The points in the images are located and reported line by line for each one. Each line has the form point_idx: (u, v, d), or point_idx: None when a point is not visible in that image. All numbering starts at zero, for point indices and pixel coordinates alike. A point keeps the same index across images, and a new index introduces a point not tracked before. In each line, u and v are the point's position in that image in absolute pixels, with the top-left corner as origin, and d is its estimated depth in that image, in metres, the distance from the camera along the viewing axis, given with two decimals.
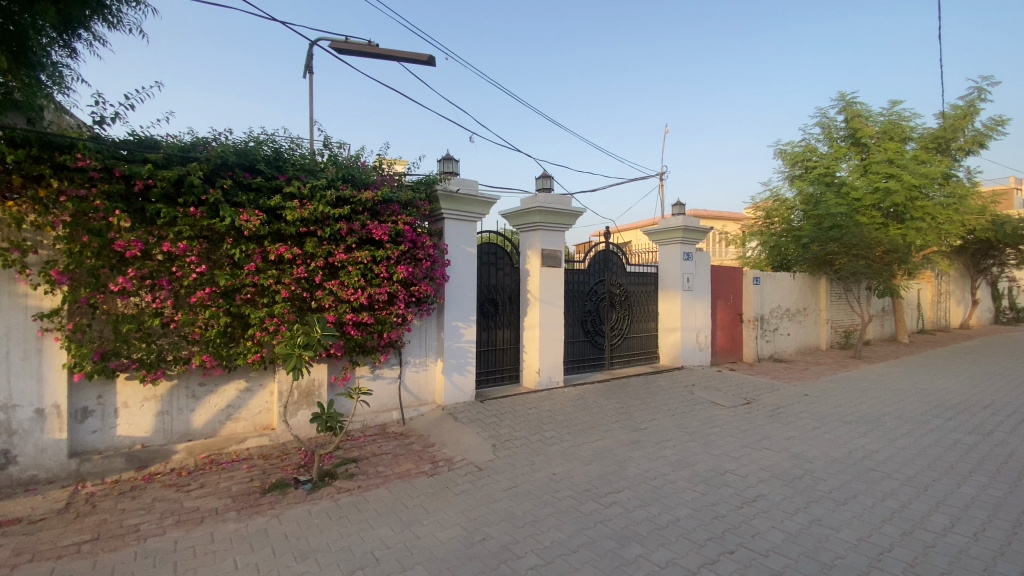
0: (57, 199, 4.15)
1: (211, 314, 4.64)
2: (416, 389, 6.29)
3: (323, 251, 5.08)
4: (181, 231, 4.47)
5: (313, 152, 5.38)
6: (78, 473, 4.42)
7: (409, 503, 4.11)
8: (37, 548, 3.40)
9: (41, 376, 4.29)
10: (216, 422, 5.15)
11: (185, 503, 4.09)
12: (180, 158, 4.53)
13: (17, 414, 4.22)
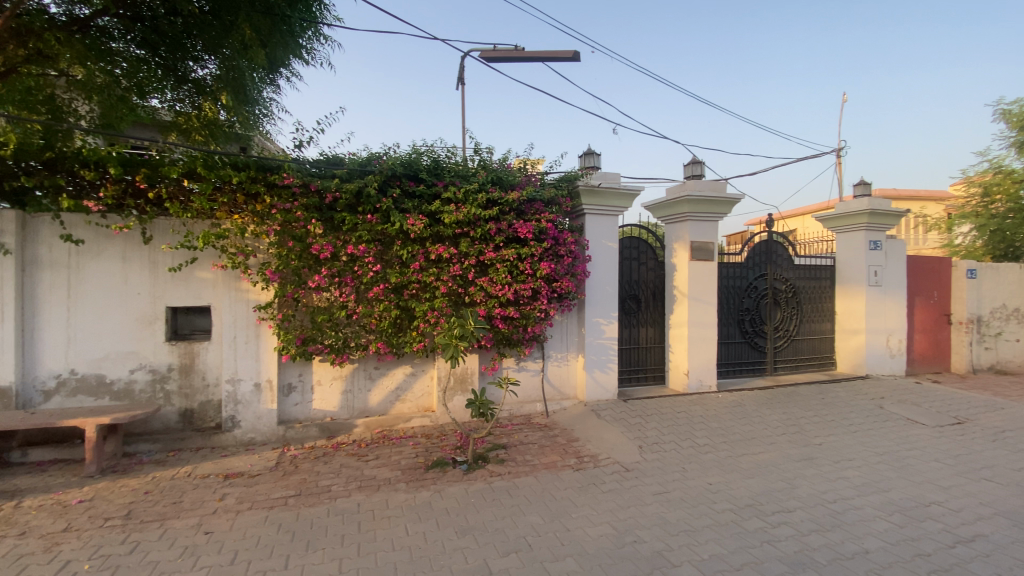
0: (269, 212, 5.03)
1: (385, 307, 5.27)
2: (558, 383, 6.40)
3: (475, 250, 5.41)
4: (361, 235, 5.13)
5: (465, 158, 5.77)
6: (284, 437, 5.36)
7: (558, 495, 4.18)
8: (258, 498, 4.19)
9: (259, 357, 5.27)
10: (387, 402, 5.83)
11: (364, 472, 4.70)
12: (360, 172, 5.21)
13: (242, 386, 5.24)
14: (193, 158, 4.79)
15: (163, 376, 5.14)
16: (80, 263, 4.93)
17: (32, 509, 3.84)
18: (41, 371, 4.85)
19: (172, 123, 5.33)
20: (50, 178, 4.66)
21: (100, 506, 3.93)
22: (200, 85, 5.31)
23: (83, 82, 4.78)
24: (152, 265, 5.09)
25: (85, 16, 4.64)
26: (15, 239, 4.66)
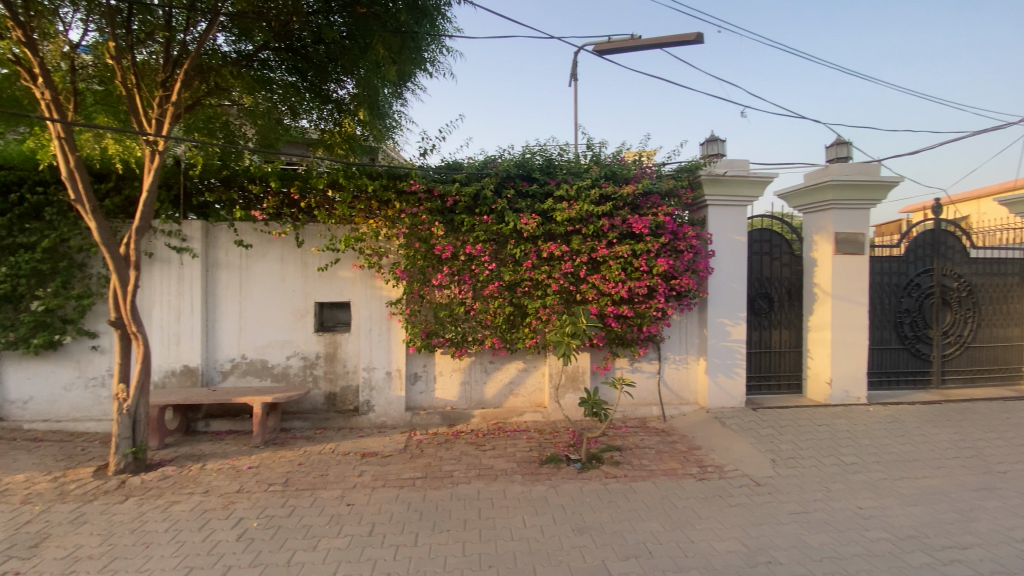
0: (399, 216, 5.48)
1: (500, 304, 5.46)
2: (677, 387, 6.10)
3: (587, 247, 5.35)
4: (478, 236, 5.36)
5: (578, 155, 5.75)
6: (411, 422, 5.80)
7: (679, 504, 3.99)
8: (390, 477, 4.58)
9: (389, 347, 5.76)
10: (502, 395, 6.02)
11: (483, 461, 4.91)
12: (477, 175, 5.45)
13: (375, 374, 5.77)
14: (335, 170, 5.41)
15: (312, 362, 5.83)
16: (249, 264, 5.74)
17: (215, 470, 4.59)
18: (220, 355, 5.73)
19: (319, 140, 5.89)
20: (226, 194, 5.62)
21: (265, 473, 4.58)
22: (342, 105, 5.74)
23: (251, 109, 5.56)
24: (304, 265, 5.80)
25: (250, 51, 5.26)
26: (201, 244, 5.59)
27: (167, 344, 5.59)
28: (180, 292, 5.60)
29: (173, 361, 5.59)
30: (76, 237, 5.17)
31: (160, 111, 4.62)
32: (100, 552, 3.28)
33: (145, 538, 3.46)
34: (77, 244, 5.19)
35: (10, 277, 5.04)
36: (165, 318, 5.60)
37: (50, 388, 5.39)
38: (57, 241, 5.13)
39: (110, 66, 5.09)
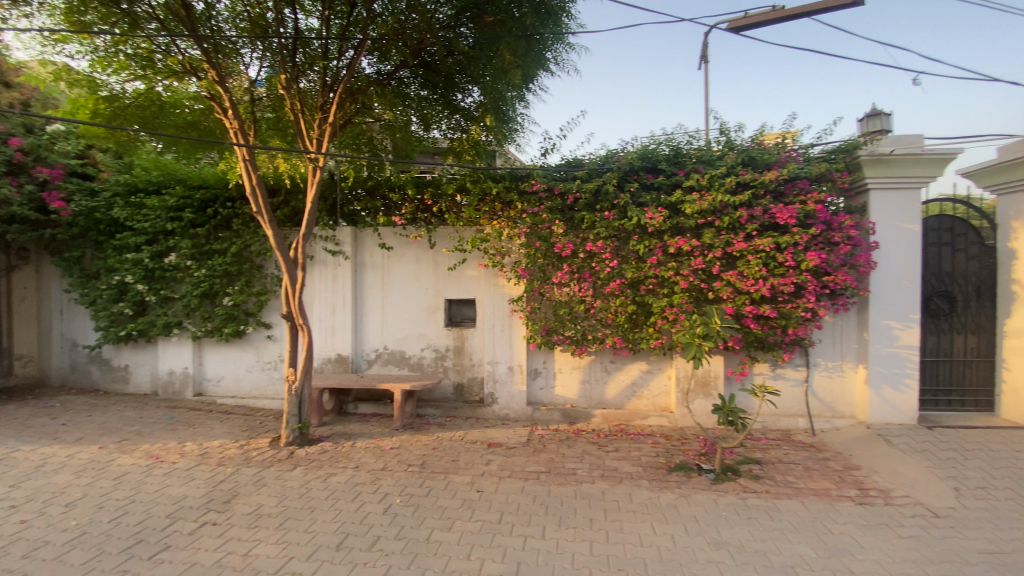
0: (521, 216, 5.60)
1: (622, 302, 5.32)
2: (827, 397, 5.42)
3: (721, 241, 4.98)
4: (599, 232, 5.28)
5: (709, 141, 5.39)
6: (533, 417, 5.92)
7: (833, 528, 3.54)
8: (516, 469, 4.71)
9: (511, 343, 5.93)
10: (624, 397, 5.87)
11: (606, 461, 4.84)
12: (599, 170, 5.39)
13: (499, 368, 5.97)
14: (463, 175, 5.74)
15: (443, 354, 6.23)
16: (389, 264, 6.27)
17: (363, 449, 5.12)
18: (364, 346, 6.35)
19: (448, 148, 6.24)
20: (371, 202, 6.24)
21: (404, 454, 4.99)
22: (469, 114, 6.02)
23: (390, 123, 6.09)
24: (436, 265, 6.17)
25: (389, 71, 5.73)
26: (350, 247, 6.23)
27: (324, 334, 6.34)
28: (334, 290, 6.32)
29: (327, 350, 6.33)
30: (255, 243, 6.12)
31: (319, 132, 5.28)
32: (277, 511, 3.84)
33: (311, 504, 3.97)
34: (256, 249, 6.13)
35: (209, 278, 6.13)
36: (321, 312, 6.36)
37: (236, 369, 6.45)
38: (242, 248, 6.11)
39: (279, 96, 5.91)
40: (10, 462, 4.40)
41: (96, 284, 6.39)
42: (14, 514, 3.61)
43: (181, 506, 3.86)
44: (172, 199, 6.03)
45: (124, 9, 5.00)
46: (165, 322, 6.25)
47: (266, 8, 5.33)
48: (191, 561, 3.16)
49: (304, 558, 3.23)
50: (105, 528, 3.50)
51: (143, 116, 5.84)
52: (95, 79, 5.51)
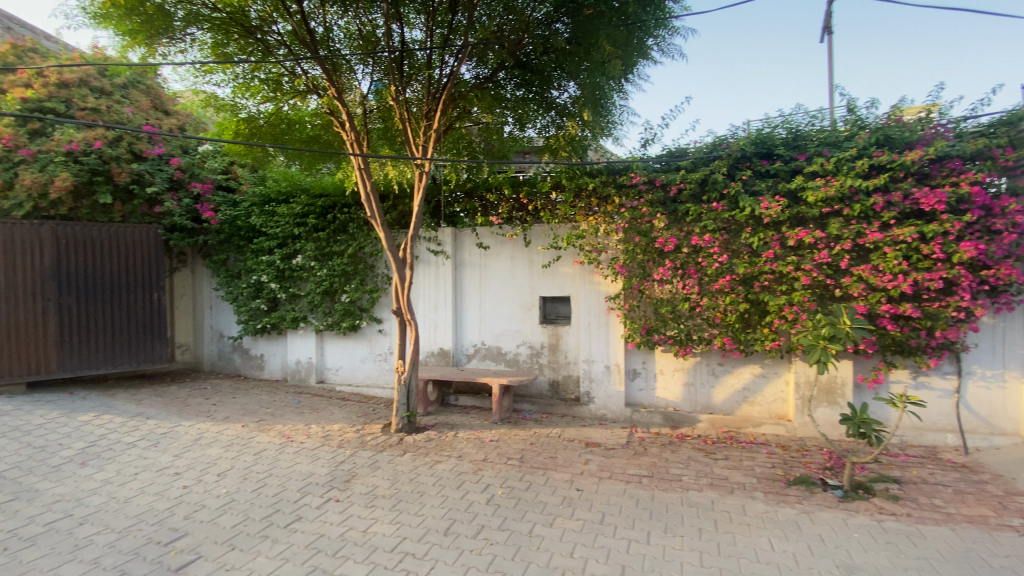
0: (619, 210, 5.45)
1: (731, 300, 4.96)
2: (986, 412, 4.65)
3: (851, 231, 4.47)
4: (706, 225, 4.98)
5: (834, 121, 4.88)
6: (632, 419, 5.75)
7: (999, 564, 3.02)
8: (616, 470, 4.60)
9: (608, 342, 5.78)
10: (733, 402, 5.50)
11: (714, 470, 4.56)
12: (706, 159, 5.10)
13: (595, 367, 5.86)
14: (559, 172, 5.72)
15: (538, 351, 6.22)
16: (486, 262, 6.40)
17: (465, 439, 5.31)
18: (464, 341, 6.57)
19: (544, 145, 6.26)
20: (469, 203, 6.46)
21: (503, 447, 5.10)
22: (565, 109, 5.99)
23: (488, 125, 6.24)
24: (530, 263, 6.18)
25: (488, 74, 5.86)
26: (451, 247, 6.47)
27: (427, 330, 6.67)
28: (436, 287, 6.61)
29: (430, 344, 6.66)
30: (368, 245, 6.62)
31: (424, 138, 5.57)
32: (390, 493, 4.12)
33: (419, 489, 4.20)
34: (369, 250, 6.63)
35: (329, 277, 6.73)
36: (424, 309, 6.69)
37: (351, 360, 7.03)
38: (357, 249, 6.64)
39: (388, 106, 6.31)
40: (176, 434, 5.17)
41: (237, 283, 7.30)
42: (181, 478, 4.23)
43: (309, 482, 4.28)
44: (299, 207, 6.71)
45: (259, 38, 5.62)
46: (292, 317, 6.99)
47: (375, 26, 5.71)
48: (319, 533, 3.49)
49: (416, 539, 3.43)
50: (250, 496, 3.99)
51: (273, 133, 6.54)
52: (236, 103, 6.25)
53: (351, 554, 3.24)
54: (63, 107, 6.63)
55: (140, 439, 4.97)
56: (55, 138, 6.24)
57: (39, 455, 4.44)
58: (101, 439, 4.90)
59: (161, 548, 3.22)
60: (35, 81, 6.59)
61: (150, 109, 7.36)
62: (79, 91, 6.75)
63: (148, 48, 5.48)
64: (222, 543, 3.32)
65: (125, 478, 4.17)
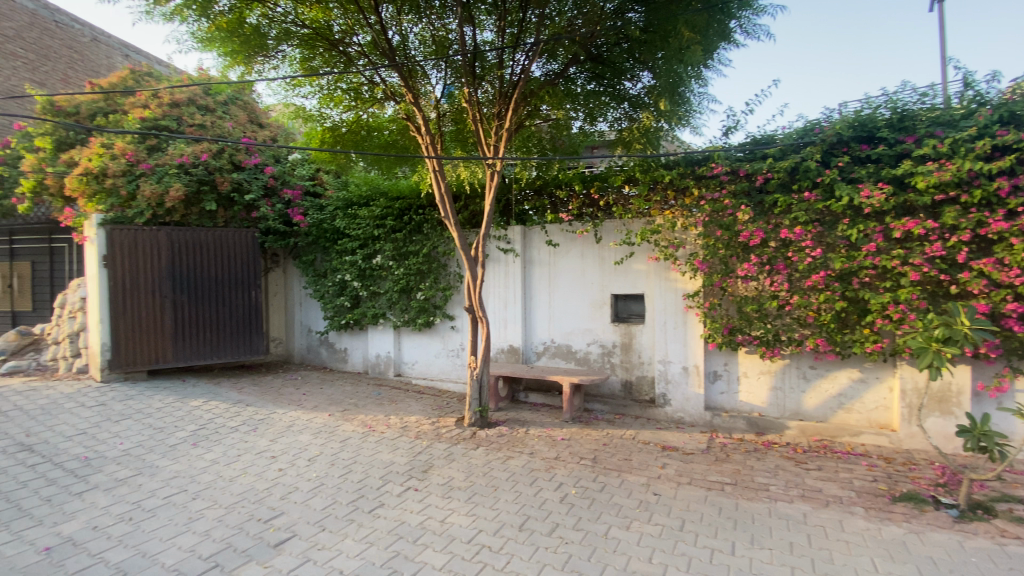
0: (698, 203, 5.20)
1: (827, 298, 4.57)
2: None
3: (971, 221, 3.98)
4: (797, 216, 4.63)
5: (949, 98, 4.36)
6: (712, 423, 5.47)
7: None
8: (696, 476, 4.40)
9: (686, 342, 5.53)
10: (827, 409, 5.07)
11: (806, 480, 4.23)
12: (796, 146, 4.75)
13: (672, 368, 5.63)
14: (633, 165, 5.56)
15: (610, 350, 6.06)
16: (556, 260, 6.33)
17: (537, 437, 5.31)
18: (534, 339, 6.54)
19: (617, 139, 6.12)
20: (539, 200, 6.43)
21: (576, 446, 5.05)
22: (638, 100, 5.84)
23: (558, 121, 6.21)
24: (602, 260, 6.04)
25: (559, 70, 5.81)
26: (520, 245, 6.48)
27: (497, 327, 6.72)
28: (506, 285, 6.66)
29: (500, 341, 6.71)
30: (441, 244, 6.82)
31: (496, 138, 5.61)
32: (466, 485, 4.21)
33: (493, 483, 4.26)
34: (442, 250, 6.83)
35: (405, 276, 7.00)
36: (496, 306, 6.76)
37: (426, 355, 7.27)
38: (431, 249, 6.87)
39: (460, 108, 6.45)
40: (271, 421, 5.60)
41: (323, 282, 7.78)
42: (277, 462, 4.58)
43: (390, 470, 4.48)
44: (378, 209, 7.05)
45: (341, 50, 5.93)
46: (373, 313, 7.35)
47: (449, 30, 5.88)
48: (400, 520, 3.63)
49: (491, 533, 3.47)
50: (337, 481, 4.23)
51: (354, 140, 6.91)
52: (321, 113, 6.67)
53: (430, 542, 3.34)
54: (173, 124, 7.32)
55: (241, 424, 5.44)
56: (170, 153, 7.01)
57: (159, 435, 4.99)
58: (209, 422, 5.42)
59: (262, 524, 3.49)
60: (151, 103, 7.39)
61: (247, 123, 8.02)
62: (188, 109, 7.50)
63: (246, 67, 5.96)
64: (314, 523, 3.55)
65: (230, 459, 4.58)
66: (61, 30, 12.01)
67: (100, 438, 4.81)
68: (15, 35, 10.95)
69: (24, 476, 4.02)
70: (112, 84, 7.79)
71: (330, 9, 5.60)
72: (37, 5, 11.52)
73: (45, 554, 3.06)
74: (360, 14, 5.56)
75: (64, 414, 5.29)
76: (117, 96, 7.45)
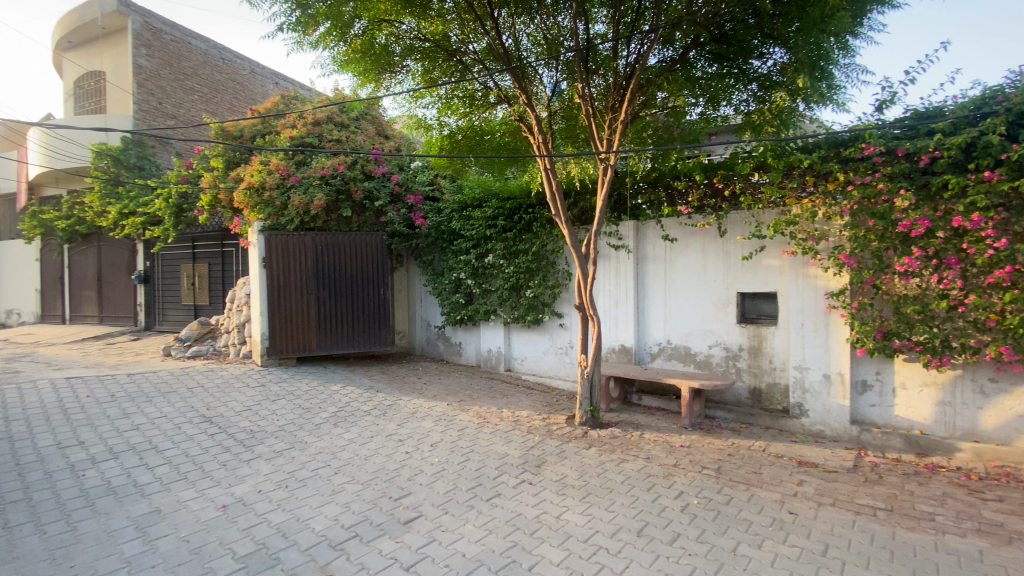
0: (845, 188, 4.62)
1: (1015, 298, 3.82)
2: None
3: None
4: (973, 201, 3.95)
5: None
6: (860, 439, 4.84)
7: None
8: (840, 497, 3.91)
9: (828, 346, 4.95)
10: (1013, 430, 4.23)
11: (984, 513, 3.56)
12: (972, 118, 4.06)
13: (811, 375, 5.07)
14: (763, 150, 5.09)
15: (735, 354, 5.62)
16: (673, 256, 6.02)
17: (653, 441, 5.11)
18: (647, 339, 6.28)
19: (743, 122, 5.66)
20: (653, 193, 6.08)
21: (696, 455, 4.76)
22: (769, 79, 5.40)
23: (676, 109, 5.93)
24: (726, 255, 5.63)
25: (678, 55, 5.54)
26: (633, 241, 6.27)
27: (608, 326, 6.55)
28: (618, 283, 6.47)
29: (611, 340, 6.53)
30: (551, 242, 6.84)
31: (610, 131, 5.36)
32: (580, 484, 4.17)
33: (608, 484, 4.17)
34: (551, 248, 6.85)
35: (516, 274, 7.15)
36: (606, 304, 6.59)
37: (536, 352, 7.35)
38: (540, 247, 6.91)
39: (570, 104, 6.44)
40: (397, 407, 6.06)
41: (440, 280, 8.23)
42: (403, 445, 4.94)
43: (505, 462, 4.60)
44: (490, 210, 7.26)
45: (458, 59, 6.22)
46: (485, 310, 7.64)
47: (561, 27, 5.90)
48: (517, 511, 3.71)
49: (608, 535, 3.40)
50: (456, 468, 4.45)
51: (469, 145, 7.21)
52: (440, 121, 7.02)
53: (547, 537, 3.37)
54: (316, 141, 8.26)
55: (372, 409, 5.95)
56: (313, 166, 7.90)
57: (306, 414, 5.64)
58: (346, 406, 6.01)
59: (393, 502, 3.78)
60: (298, 123, 8.40)
61: (375, 136, 8.78)
62: (326, 126, 8.41)
63: (376, 84, 6.48)
64: (437, 506, 3.76)
65: (363, 439, 5.03)
66: (226, 65, 14.03)
67: (261, 414, 5.57)
68: (193, 73, 13.04)
69: (207, 442, 4.79)
70: (268, 109, 8.99)
71: (449, 21, 5.92)
72: (209, 46, 13.59)
73: (222, 511, 3.61)
74: (476, 21, 5.78)
75: (234, 392, 6.21)
76: (272, 120, 8.60)
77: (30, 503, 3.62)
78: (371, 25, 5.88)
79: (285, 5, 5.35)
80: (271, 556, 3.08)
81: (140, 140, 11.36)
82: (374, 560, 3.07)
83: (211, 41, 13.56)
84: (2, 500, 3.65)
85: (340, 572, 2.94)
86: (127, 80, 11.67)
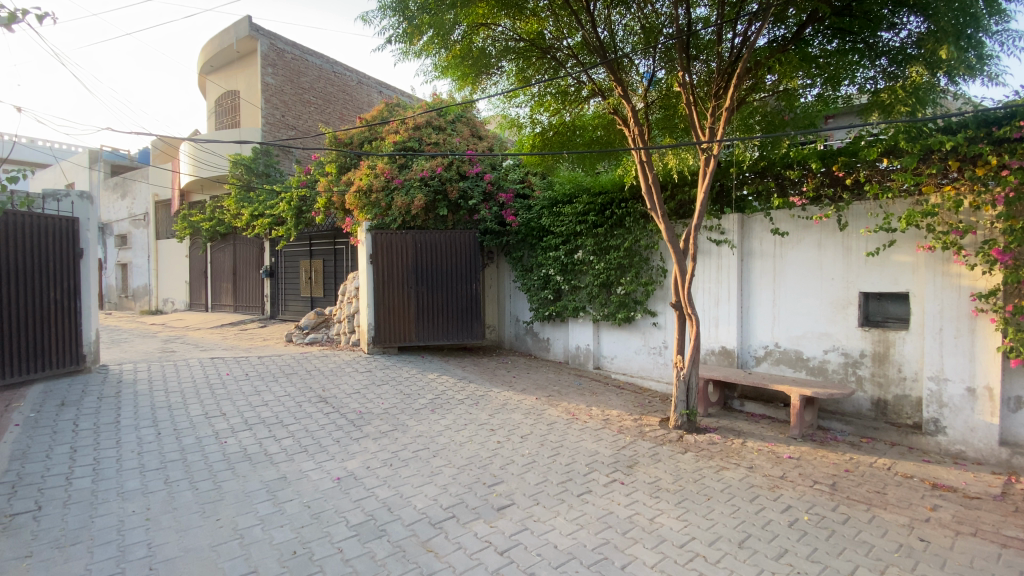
0: (999, 173, 4.03)
1: None
2: None
3: None
4: None
5: None
6: (1010, 464, 4.19)
7: None
8: (984, 526, 3.41)
9: (974, 355, 4.31)
10: None
11: None
12: None
13: (950, 388, 4.44)
14: (894, 133, 4.54)
15: (856, 360, 5.08)
16: (784, 252, 5.57)
17: (756, 450, 4.79)
18: (752, 341, 5.89)
19: (869, 102, 5.08)
20: (761, 183, 5.69)
21: (807, 468, 4.38)
22: (903, 53, 4.79)
23: (788, 92, 5.51)
24: (847, 251, 5.10)
25: (795, 32, 5.13)
26: (737, 235, 5.90)
27: (707, 326, 6.23)
28: (719, 281, 6.12)
29: (710, 341, 6.20)
30: (644, 237, 6.67)
31: (713, 119, 5.03)
32: (674, 488, 4.04)
33: (706, 491, 3.99)
34: (645, 244, 6.69)
35: (606, 270, 7.06)
36: (706, 303, 6.26)
37: (627, 351, 7.21)
38: (633, 243, 6.75)
39: (669, 93, 6.23)
40: (489, 398, 6.27)
41: (530, 276, 8.33)
42: (496, 434, 5.11)
43: (595, 460, 4.58)
44: (581, 206, 7.20)
45: (552, 56, 6.28)
46: (574, 306, 7.63)
47: (661, 15, 5.75)
48: (608, 509, 3.68)
49: (705, 543, 3.26)
50: (547, 461, 4.51)
51: (561, 141, 7.18)
52: (533, 119, 7.06)
53: (639, 538, 3.31)
54: (417, 144, 8.77)
55: (465, 398, 6.21)
56: (414, 169, 8.39)
57: (407, 399, 6.04)
58: (442, 393, 6.34)
59: (486, 489, 3.93)
60: (401, 128, 8.96)
61: (470, 137, 9.11)
62: (426, 130, 8.87)
63: (473, 86, 6.66)
64: (529, 496, 3.85)
65: (458, 426, 5.28)
66: (338, 77, 15.29)
67: (368, 397, 6.06)
68: (310, 87, 14.42)
69: (323, 420, 5.32)
70: (374, 116, 9.67)
71: (544, 19, 5.99)
72: (324, 62, 14.89)
73: (336, 482, 3.99)
74: (572, 17, 5.78)
75: (344, 376, 6.82)
76: (377, 126, 9.25)
77: (186, 463, 4.26)
78: (470, 30, 6.03)
79: (393, 19, 5.82)
80: (378, 527, 3.35)
81: (268, 150, 12.85)
82: (470, 541, 3.22)
83: (325, 56, 14.84)
84: (165, 458, 4.34)
85: (440, 549, 3.12)
86: (257, 96, 13.16)
